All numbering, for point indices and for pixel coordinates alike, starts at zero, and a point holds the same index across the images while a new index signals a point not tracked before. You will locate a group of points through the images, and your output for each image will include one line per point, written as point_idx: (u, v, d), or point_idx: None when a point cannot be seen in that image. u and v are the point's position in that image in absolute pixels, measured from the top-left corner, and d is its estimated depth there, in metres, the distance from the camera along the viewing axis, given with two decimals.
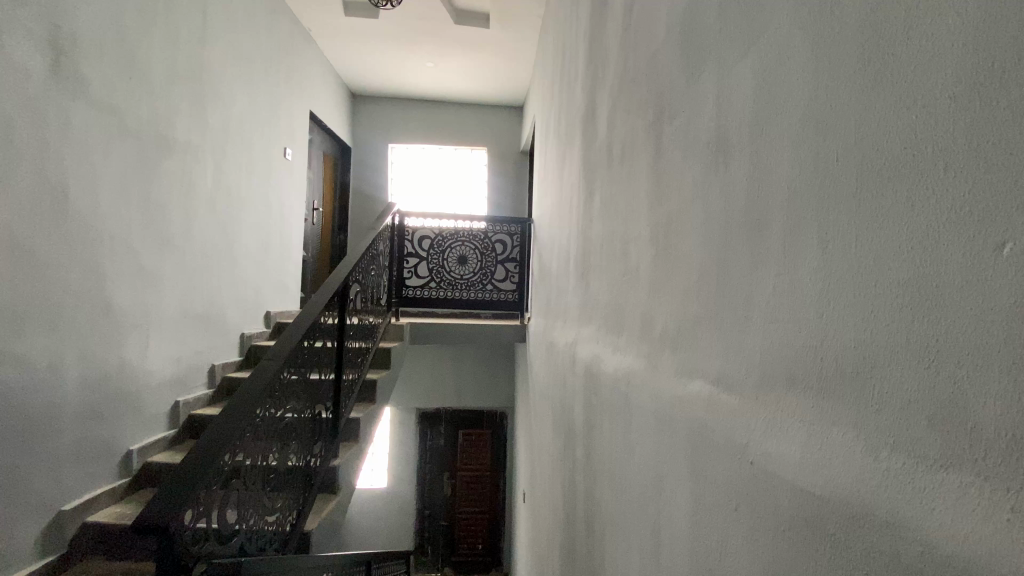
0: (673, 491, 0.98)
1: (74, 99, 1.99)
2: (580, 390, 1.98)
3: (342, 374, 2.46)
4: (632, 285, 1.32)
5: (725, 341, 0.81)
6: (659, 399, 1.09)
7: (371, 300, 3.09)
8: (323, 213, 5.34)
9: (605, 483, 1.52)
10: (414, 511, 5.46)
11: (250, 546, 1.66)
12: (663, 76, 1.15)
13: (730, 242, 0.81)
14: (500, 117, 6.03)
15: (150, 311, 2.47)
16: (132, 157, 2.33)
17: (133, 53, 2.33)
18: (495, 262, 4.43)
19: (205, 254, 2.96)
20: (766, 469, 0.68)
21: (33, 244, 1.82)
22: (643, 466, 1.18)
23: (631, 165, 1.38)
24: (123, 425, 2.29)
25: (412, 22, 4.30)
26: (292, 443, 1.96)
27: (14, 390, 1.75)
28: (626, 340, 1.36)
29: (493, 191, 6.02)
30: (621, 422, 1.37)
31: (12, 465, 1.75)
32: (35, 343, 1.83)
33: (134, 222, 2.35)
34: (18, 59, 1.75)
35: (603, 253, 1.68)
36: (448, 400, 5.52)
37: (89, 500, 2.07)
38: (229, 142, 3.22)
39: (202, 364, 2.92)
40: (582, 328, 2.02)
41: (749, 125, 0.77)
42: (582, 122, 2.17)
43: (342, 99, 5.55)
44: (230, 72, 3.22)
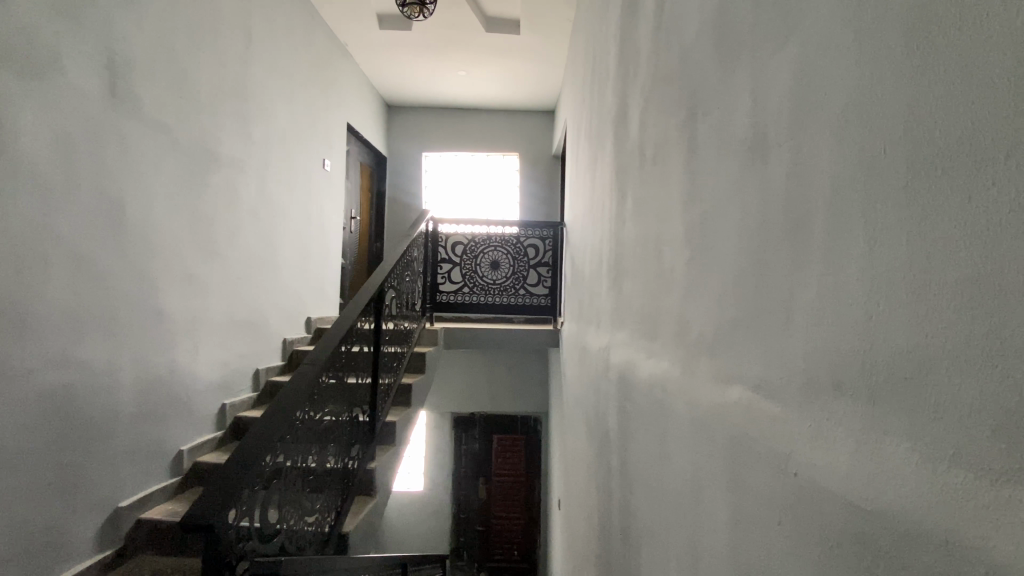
0: (712, 500, 0.95)
1: (129, 117, 2.12)
2: (614, 396, 1.96)
3: (378, 379, 2.51)
4: (666, 288, 1.29)
5: (765, 344, 0.78)
6: (696, 405, 1.06)
7: (406, 305, 3.15)
8: (360, 221, 5.50)
9: (641, 493, 1.48)
10: (450, 515, 5.49)
11: (290, 546, 1.70)
12: (696, 72, 1.12)
13: (768, 242, 0.78)
14: (532, 121, 6.05)
15: (198, 317, 2.59)
16: (182, 172, 2.46)
17: (182, 73, 2.46)
18: (527, 266, 4.45)
19: (249, 261, 3.08)
20: (811, 481, 0.65)
21: (94, 256, 1.95)
22: (680, 474, 1.14)
23: (664, 165, 1.36)
24: (174, 427, 2.41)
25: (444, 32, 4.38)
26: (330, 445, 2.00)
27: (77, 390, 1.88)
28: (661, 345, 1.33)
29: (525, 196, 6.04)
30: (658, 429, 1.34)
31: (74, 463, 1.87)
32: (93, 347, 1.95)
33: (184, 234, 2.48)
34: (77, 83, 1.87)
35: (637, 256, 1.65)
36: (482, 405, 5.56)
37: (142, 498, 2.18)
38: (271, 155, 3.36)
39: (248, 368, 3.04)
40: (615, 333, 1.99)
41: (787, 120, 0.74)
42: (613, 125, 2.16)
43: (377, 110, 5.70)
44: (272, 88, 3.37)
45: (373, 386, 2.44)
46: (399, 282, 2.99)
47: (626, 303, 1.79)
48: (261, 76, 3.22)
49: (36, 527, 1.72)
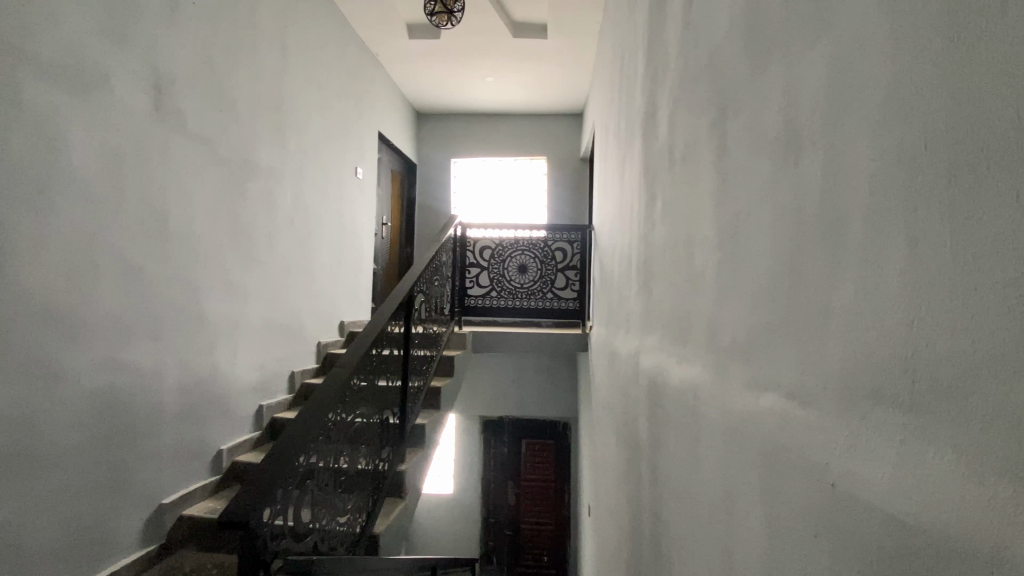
0: (745, 512, 0.91)
1: (173, 131, 2.23)
2: (644, 401, 1.92)
3: (408, 382, 2.54)
4: (697, 291, 1.26)
5: (800, 350, 0.75)
6: (729, 413, 1.02)
7: (436, 309, 3.18)
8: (391, 227, 5.61)
9: (672, 501, 1.45)
10: (479, 519, 5.51)
11: (323, 545, 1.74)
12: (726, 70, 1.10)
13: (802, 244, 0.75)
14: (559, 125, 6.04)
15: (237, 322, 2.69)
16: (222, 182, 2.56)
17: (222, 87, 2.57)
18: (555, 270, 4.44)
19: (286, 267, 3.19)
20: (849, 493, 0.62)
21: (140, 263, 2.05)
22: (712, 483, 1.11)
23: (693, 166, 1.33)
24: (215, 427, 2.51)
25: (472, 39, 4.43)
26: (361, 446, 2.04)
27: (123, 391, 1.98)
28: (691, 351, 1.30)
29: (553, 199, 6.03)
30: (689, 437, 1.30)
31: (121, 460, 1.97)
32: (139, 350, 2.05)
33: (224, 241, 2.58)
34: (125, 100, 1.98)
35: (666, 259, 1.62)
36: (511, 409, 5.55)
37: (184, 495, 2.27)
38: (306, 164, 3.47)
39: (284, 370, 3.13)
40: (645, 337, 1.95)
41: (822, 118, 0.71)
42: (642, 126, 2.13)
43: (408, 118, 5.81)
44: (307, 100, 3.48)
45: (403, 389, 2.47)
46: (428, 286, 3.03)
47: (656, 306, 1.76)
48: (297, 89, 3.34)
49: (86, 520, 1.82)
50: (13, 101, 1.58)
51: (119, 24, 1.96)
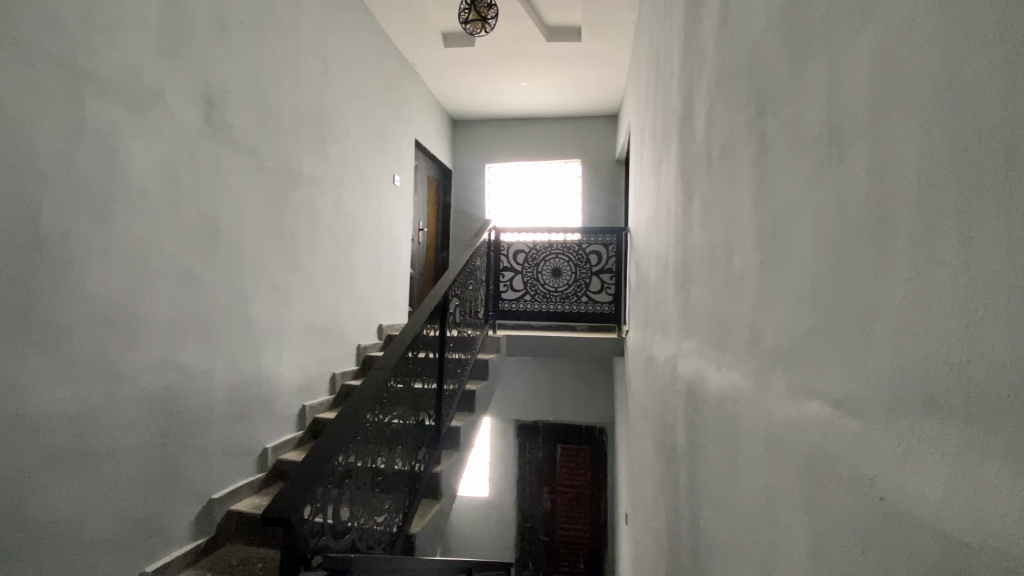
0: (788, 526, 0.88)
1: (223, 144, 2.35)
2: (682, 407, 1.88)
3: (443, 385, 2.58)
4: (736, 295, 1.22)
5: (844, 356, 0.72)
6: (770, 421, 0.99)
7: (470, 312, 3.22)
8: (427, 233, 5.71)
9: (711, 510, 1.41)
10: (515, 523, 5.50)
11: (361, 544, 1.78)
12: (765, 67, 1.06)
13: (847, 245, 0.72)
14: (594, 127, 6.00)
15: (283, 325, 2.80)
16: (268, 191, 2.68)
17: (268, 101, 2.70)
18: (590, 273, 4.41)
19: (327, 273, 3.30)
20: (897, 507, 0.58)
21: (193, 269, 2.17)
22: (752, 493, 1.07)
23: (731, 165, 1.30)
24: (261, 426, 2.62)
25: (506, 46, 4.47)
26: (398, 447, 2.08)
27: (175, 390, 2.09)
28: (731, 356, 1.26)
29: (588, 202, 5.99)
30: (728, 446, 1.26)
31: (175, 456, 2.08)
32: (190, 351, 2.16)
33: (270, 248, 2.70)
34: (179, 115, 2.11)
35: (705, 260, 1.57)
36: (547, 413, 5.53)
37: (232, 491, 2.37)
38: (346, 172, 3.58)
39: (325, 372, 3.24)
40: (683, 342, 1.90)
41: (866, 114, 0.68)
42: (678, 126, 2.09)
43: (443, 125, 5.92)
44: (347, 110, 3.60)
45: (438, 391, 2.51)
46: (463, 290, 3.06)
47: (694, 310, 1.72)
48: (337, 100, 3.46)
49: (144, 511, 1.94)
50: (79, 120, 1.70)
51: (173, 45, 2.09)
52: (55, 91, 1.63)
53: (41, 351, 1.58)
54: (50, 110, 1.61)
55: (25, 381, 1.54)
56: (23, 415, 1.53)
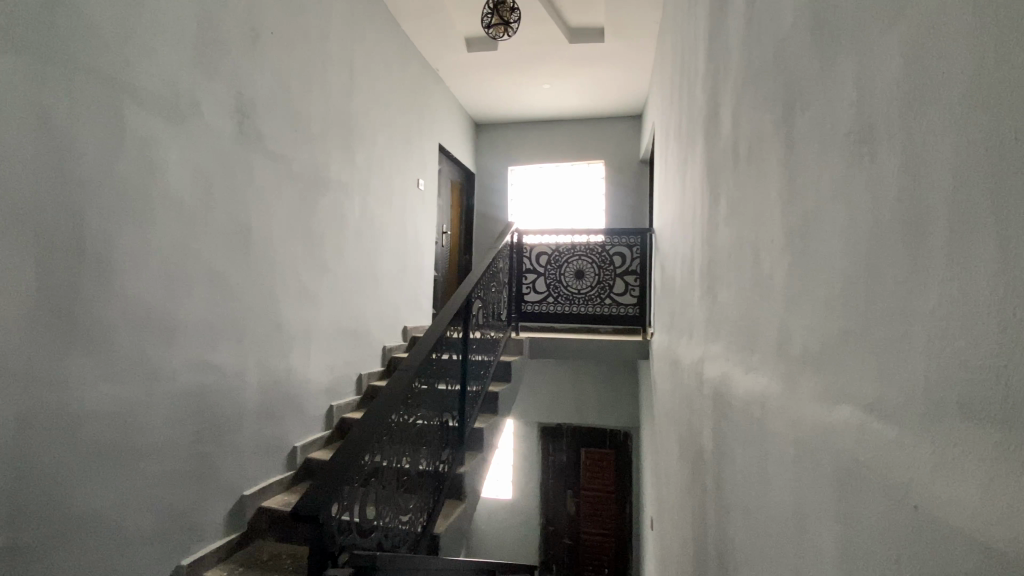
0: (818, 532, 0.85)
1: (254, 151, 2.43)
2: (708, 411, 1.85)
3: (466, 386, 2.60)
4: (764, 297, 1.20)
5: (877, 360, 0.70)
6: (799, 425, 0.96)
7: (493, 315, 3.23)
8: (451, 235, 5.77)
9: (738, 516, 1.38)
10: (539, 526, 5.49)
11: (387, 542, 1.81)
12: (793, 64, 1.04)
13: (879, 245, 0.70)
14: (617, 128, 5.96)
15: (311, 326, 2.87)
16: (297, 197, 2.75)
17: (297, 108, 2.77)
18: (614, 275, 4.38)
19: (354, 276, 3.37)
20: (932, 515, 0.57)
21: (226, 273, 2.25)
22: (781, 499, 1.05)
23: (759, 164, 1.28)
24: (290, 425, 2.69)
25: (529, 49, 4.48)
26: (422, 448, 2.11)
27: (209, 389, 2.16)
28: (759, 359, 1.23)
29: (611, 204, 5.95)
30: (756, 451, 1.23)
31: (208, 453, 2.16)
32: (223, 352, 2.24)
33: (299, 252, 2.77)
34: (213, 124, 2.19)
35: (732, 262, 1.55)
36: (570, 416, 5.50)
37: (262, 488, 2.44)
38: (372, 176, 3.65)
39: (352, 373, 3.30)
40: (709, 345, 1.87)
41: (898, 111, 0.66)
42: (704, 125, 2.06)
43: (466, 129, 5.97)
44: (373, 116, 3.67)
45: (462, 392, 2.53)
46: (486, 292, 3.08)
47: (721, 312, 1.69)
48: (363, 106, 3.53)
49: (179, 506, 2.01)
50: (120, 130, 1.79)
51: (207, 56, 2.17)
52: (98, 104, 1.71)
53: (84, 352, 1.66)
54: (94, 122, 1.70)
55: (70, 380, 1.62)
56: (67, 412, 1.61)
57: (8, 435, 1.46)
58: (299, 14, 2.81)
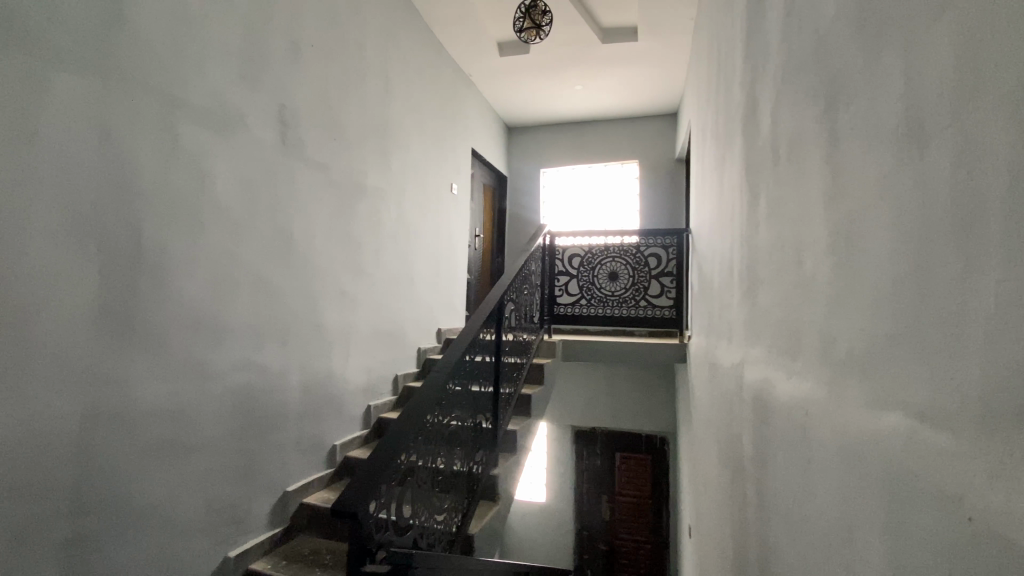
0: (866, 545, 0.82)
1: (296, 160, 2.53)
2: (749, 416, 1.79)
3: (499, 388, 2.61)
4: (807, 298, 1.16)
5: (928, 364, 0.67)
6: (845, 432, 0.93)
7: (526, 317, 3.24)
8: (484, 238, 5.82)
9: (780, 526, 1.34)
10: (573, 530, 5.44)
11: (422, 541, 1.84)
12: (835, 57, 1.01)
13: (929, 244, 0.67)
14: (652, 127, 5.86)
15: (349, 328, 2.96)
16: (336, 203, 2.85)
17: (335, 117, 2.86)
18: (648, 276, 4.31)
19: (390, 279, 3.45)
20: (989, 529, 0.54)
21: (270, 276, 2.35)
22: (826, 509, 1.01)
23: (800, 161, 1.23)
24: (330, 424, 2.77)
25: (561, 50, 4.48)
26: (456, 449, 2.13)
27: (254, 388, 2.26)
28: (802, 363, 1.19)
29: (646, 204, 5.85)
30: (799, 458, 1.19)
31: (254, 449, 2.25)
32: (268, 353, 2.34)
33: (338, 256, 2.86)
34: (258, 135, 2.29)
35: (772, 263, 1.50)
36: (605, 419, 5.44)
37: (304, 485, 2.53)
38: (407, 182, 3.73)
39: (388, 374, 3.38)
40: (749, 347, 1.82)
41: (948, 104, 0.63)
42: (742, 122, 2.00)
43: (498, 132, 6.01)
44: (407, 122, 3.75)
45: (495, 394, 2.55)
46: (518, 295, 3.09)
47: (761, 314, 1.64)
48: (398, 113, 3.62)
49: (228, 499, 2.11)
50: (174, 143, 1.90)
51: (252, 71, 2.28)
52: (155, 119, 1.83)
53: (141, 353, 1.77)
54: (150, 136, 1.81)
55: (127, 379, 1.72)
56: (126, 409, 1.72)
57: (73, 432, 1.56)
58: (337, 26, 2.91)
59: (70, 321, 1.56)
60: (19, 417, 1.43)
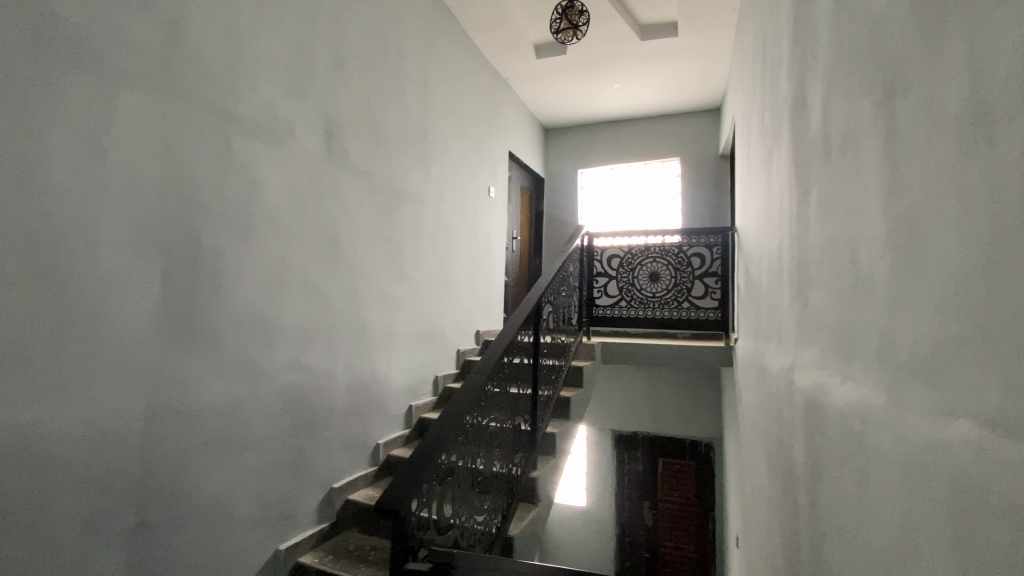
0: (932, 564, 0.76)
1: (341, 168, 2.63)
2: (801, 423, 1.71)
3: (538, 390, 2.61)
4: (864, 300, 1.10)
5: (999, 369, 0.62)
6: (907, 441, 0.87)
7: (564, 319, 3.22)
8: (521, 241, 5.84)
9: (836, 540, 1.26)
10: (614, 537, 5.35)
11: (463, 541, 1.86)
12: (892, 44, 0.95)
13: (999, 239, 0.62)
14: (694, 124, 5.71)
15: (392, 331, 3.03)
16: (378, 208, 2.93)
17: (377, 125, 2.95)
18: (691, 277, 4.20)
19: (430, 282, 3.51)
20: None
21: (317, 280, 2.45)
22: (887, 524, 0.95)
23: (855, 155, 1.17)
24: (374, 424, 2.85)
25: (599, 50, 4.44)
26: (496, 450, 2.15)
27: (302, 389, 2.35)
28: (859, 368, 1.12)
29: (688, 203, 5.70)
30: (857, 468, 1.12)
31: (303, 447, 2.35)
32: (315, 354, 2.43)
33: (381, 260, 2.94)
34: (305, 145, 2.40)
35: (825, 262, 1.43)
36: (647, 424, 5.32)
37: (349, 482, 2.61)
38: (446, 186, 3.79)
39: (429, 376, 3.44)
40: (801, 351, 1.73)
41: (1018, 88, 0.58)
42: (790, 115, 1.92)
43: (536, 135, 6.02)
44: (446, 128, 3.82)
45: (534, 396, 2.55)
46: (556, 296, 3.08)
47: (813, 317, 1.56)
48: (437, 119, 3.69)
49: (278, 494, 2.21)
50: (229, 155, 2.01)
51: (300, 84, 2.38)
52: (211, 134, 1.94)
53: (200, 353, 1.88)
54: (207, 149, 1.92)
55: (187, 377, 1.83)
56: (186, 406, 1.83)
57: (140, 426, 1.68)
58: (379, 37, 3.00)
59: (136, 323, 1.67)
60: (94, 413, 1.55)
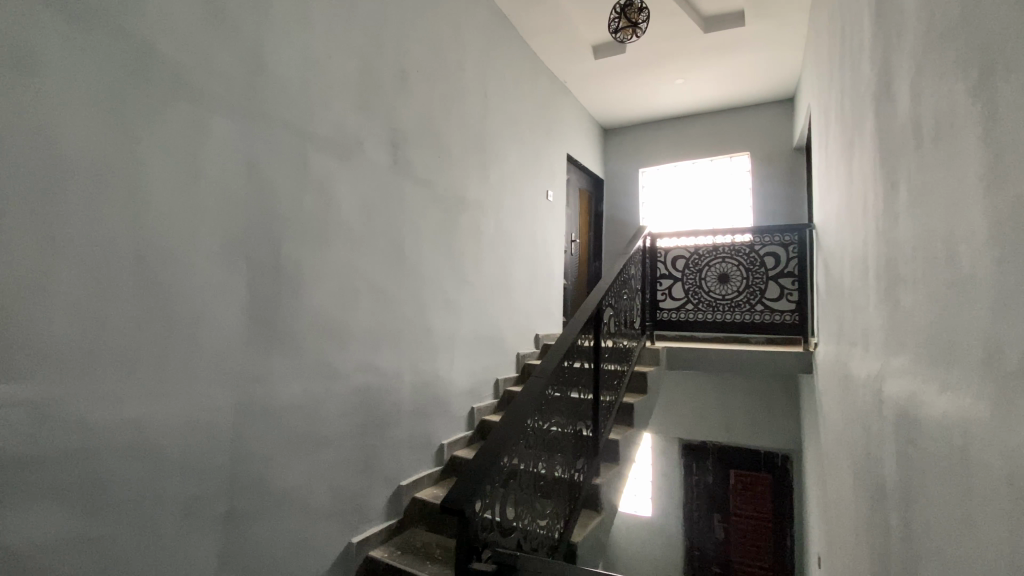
0: None
1: (405, 178, 2.75)
2: (890, 436, 1.57)
3: (599, 395, 2.58)
4: (961, 302, 1.00)
5: None
6: (1014, 459, 0.78)
7: (626, 322, 3.15)
8: (580, 243, 5.80)
9: (931, 564, 1.16)
10: (682, 549, 5.15)
11: (526, 544, 1.87)
12: (990, 20, 0.86)
13: None
14: (764, 117, 5.42)
15: (454, 334, 3.12)
16: (441, 216, 3.03)
17: (439, 135, 3.06)
18: (765, 278, 3.97)
19: (490, 286, 3.57)
20: None
21: (384, 287, 2.57)
22: (990, 547, 0.86)
23: (947, 143, 1.07)
24: (438, 425, 2.94)
25: (659, 46, 4.34)
26: (557, 454, 2.14)
27: (372, 390, 2.47)
28: (957, 376, 1.02)
29: (758, 199, 5.40)
30: (955, 486, 1.02)
31: (373, 445, 2.47)
32: (383, 356, 2.55)
33: (444, 265, 3.04)
34: (373, 159, 2.53)
35: (916, 259, 1.31)
36: (716, 432, 5.08)
37: (416, 480, 2.71)
38: (505, 192, 3.85)
39: (490, 378, 3.50)
40: (890, 358, 1.59)
41: None
42: (873, 100, 1.78)
43: (594, 136, 5.97)
44: (505, 134, 3.88)
45: (595, 401, 2.52)
46: (617, 300, 3.03)
47: (903, 319, 1.43)
48: (496, 126, 3.76)
49: (351, 488, 2.34)
50: (306, 172, 2.17)
51: (368, 101, 2.52)
52: (290, 152, 2.11)
53: (281, 356, 2.04)
54: (287, 166, 2.09)
55: (270, 378, 1.99)
56: (269, 405, 1.99)
57: (231, 423, 1.84)
58: (440, 51, 3.11)
59: (226, 329, 1.84)
60: (193, 410, 1.73)
